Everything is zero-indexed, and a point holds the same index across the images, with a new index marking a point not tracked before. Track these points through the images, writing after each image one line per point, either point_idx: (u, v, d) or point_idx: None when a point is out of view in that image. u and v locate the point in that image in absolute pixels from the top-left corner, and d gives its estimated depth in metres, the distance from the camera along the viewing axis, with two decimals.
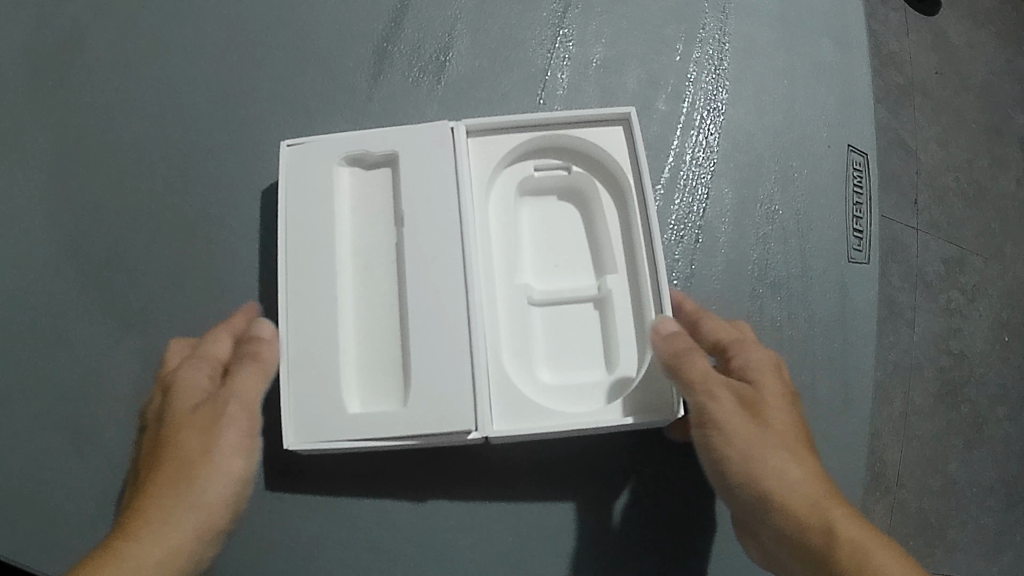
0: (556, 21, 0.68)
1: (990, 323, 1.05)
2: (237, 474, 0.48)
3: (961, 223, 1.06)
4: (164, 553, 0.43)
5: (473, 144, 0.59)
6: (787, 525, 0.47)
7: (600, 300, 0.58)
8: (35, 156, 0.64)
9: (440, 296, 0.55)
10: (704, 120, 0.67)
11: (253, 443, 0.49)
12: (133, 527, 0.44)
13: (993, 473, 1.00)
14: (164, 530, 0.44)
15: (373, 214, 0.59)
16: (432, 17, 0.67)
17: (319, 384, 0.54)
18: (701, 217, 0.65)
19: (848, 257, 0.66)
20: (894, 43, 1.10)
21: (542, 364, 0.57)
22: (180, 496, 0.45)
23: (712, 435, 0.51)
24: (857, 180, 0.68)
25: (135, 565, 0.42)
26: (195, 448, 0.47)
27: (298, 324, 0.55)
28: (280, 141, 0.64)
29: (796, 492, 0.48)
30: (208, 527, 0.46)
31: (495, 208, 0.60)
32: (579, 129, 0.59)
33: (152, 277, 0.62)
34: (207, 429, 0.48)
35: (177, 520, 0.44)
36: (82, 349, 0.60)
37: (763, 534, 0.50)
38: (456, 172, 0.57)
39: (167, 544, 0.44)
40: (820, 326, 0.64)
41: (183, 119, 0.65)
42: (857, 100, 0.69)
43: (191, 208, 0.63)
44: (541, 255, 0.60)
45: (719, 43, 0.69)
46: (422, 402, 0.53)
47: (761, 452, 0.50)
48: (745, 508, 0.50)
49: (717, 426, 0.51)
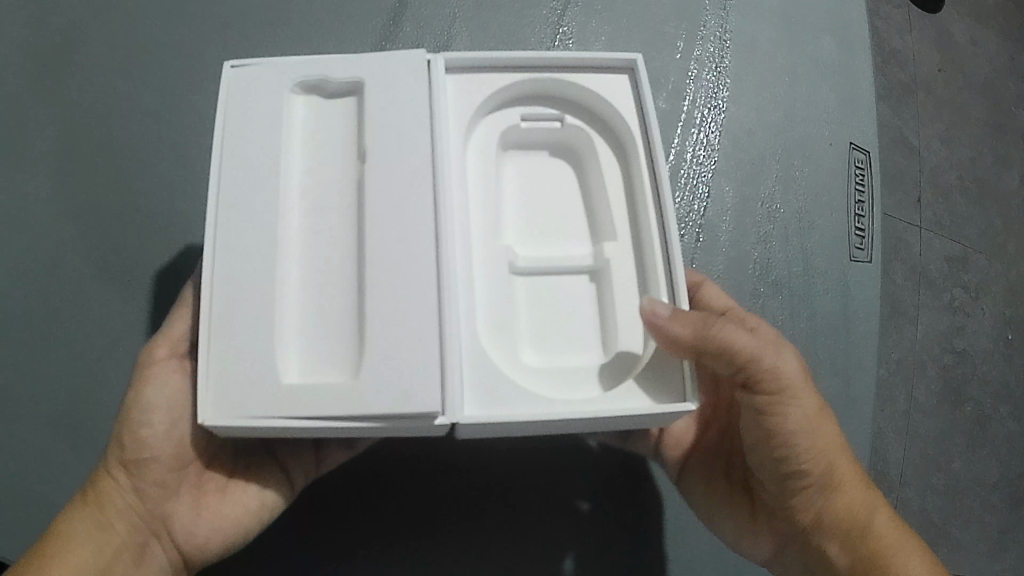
0: (556, 18, 0.67)
1: (994, 322, 1.04)
2: (141, 403, 0.48)
3: (965, 221, 1.05)
4: (86, 498, 0.48)
5: (451, 84, 0.53)
6: (840, 504, 0.50)
7: (596, 271, 0.54)
8: (31, 154, 0.63)
9: (406, 247, 0.46)
10: (704, 118, 0.66)
11: (154, 372, 0.48)
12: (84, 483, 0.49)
13: (996, 472, 1.00)
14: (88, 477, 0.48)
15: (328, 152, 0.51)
16: (431, 15, 0.67)
17: (251, 349, 0.45)
18: (701, 215, 0.64)
19: (850, 256, 0.66)
20: (897, 40, 1.09)
21: (527, 344, 0.51)
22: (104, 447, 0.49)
23: (783, 408, 0.47)
24: (859, 178, 0.68)
25: (68, 511, 0.48)
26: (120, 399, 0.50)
27: (228, 275, 0.46)
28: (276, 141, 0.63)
29: (851, 474, 0.50)
30: (126, 462, 0.48)
31: (475, 158, 0.54)
32: (577, 76, 0.54)
33: (152, 278, 0.62)
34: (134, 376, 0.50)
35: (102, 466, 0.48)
36: (79, 350, 0.60)
37: (799, 509, 0.51)
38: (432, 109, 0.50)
39: (88, 489, 0.48)
40: (821, 324, 0.64)
41: (183, 119, 0.65)
42: (858, 98, 0.69)
43: (191, 209, 0.63)
44: (528, 216, 0.55)
45: (720, 41, 0.68)
46: (379, 376, 0.44)
47: (828, 434, 0.49)
48: (798, 485, 0.50)
49: (792, 401, 0.47)
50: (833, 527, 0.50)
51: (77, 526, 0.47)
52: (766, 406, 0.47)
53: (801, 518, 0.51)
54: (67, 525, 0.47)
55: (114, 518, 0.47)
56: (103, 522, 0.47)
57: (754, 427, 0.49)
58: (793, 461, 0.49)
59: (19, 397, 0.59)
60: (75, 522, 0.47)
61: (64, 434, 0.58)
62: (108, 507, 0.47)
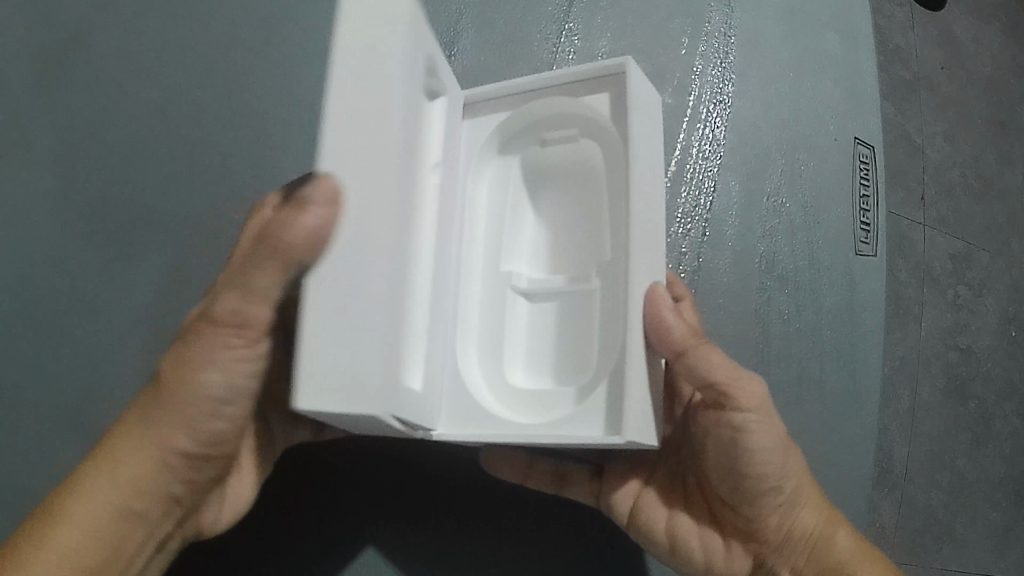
0: (562, 15, 0.67)
1: (997, 319, 1.04)
2: (212, 390, 0.41)
3: (968, 218, 1.05)
4: (116, 468, 0.42)
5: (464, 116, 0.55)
6: (807, 517, 0.51)
7: (587, 293, 0.52)
8: (42, 151, 0.63)
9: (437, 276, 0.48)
10: (710, 113, 0.66)
11: (233, 361, 0.41)
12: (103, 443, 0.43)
13: (1001, 469, 1.00)
14: (122, 445, 0.42)
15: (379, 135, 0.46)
16: (437, 13, 0.67)
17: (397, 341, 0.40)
18: (707, 210, 0.65)
19: (855, 250, 0.67)
20: (899, 38, 1.09)
21: (520, 366, 0.52)
22: (151, 419, 0.41)
23: (759, 424, 0.47)
24: (864, 173, 0.69)
25: (82, 488, 0.42)
26: (167, 367, 0.42)
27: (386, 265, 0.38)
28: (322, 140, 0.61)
29: (816, 488, 0.52)
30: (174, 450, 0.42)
31: (488, 184, 0.55)
32: (579, 92, 0.52)
33: (155, 271, 0.61)
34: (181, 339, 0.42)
35: (138, 438, 0.42)
36: (82, 346, 0.59)
37: (776, 527, 0.50)
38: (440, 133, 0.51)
39: (126, 465, 0.42)
40: (826, 318, 0.65)
41: (190, 115, 0.65)
42: (862, 95, 0.70)
43: (197, 203, 0.63)
44: (543, 240, 0.56)
45: (725, 37, 0.68)
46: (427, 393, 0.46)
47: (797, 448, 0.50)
48: (775, 503, 0.49)
49: (767, 418, 0.47)
50: (803, 540, 0.51)
51: (97, 503, 0.42)
52: (742, 424, 0.47)
53: (765, 529, 0.50)
54: (84, 497, 0.42)
55: (150, 504, 0.42)
56: (115, 510, 0.42)
57: (730, 447, 0.48)
58: (773, 478, 0.48)
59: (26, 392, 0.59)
60: (100, 494, 0.42)
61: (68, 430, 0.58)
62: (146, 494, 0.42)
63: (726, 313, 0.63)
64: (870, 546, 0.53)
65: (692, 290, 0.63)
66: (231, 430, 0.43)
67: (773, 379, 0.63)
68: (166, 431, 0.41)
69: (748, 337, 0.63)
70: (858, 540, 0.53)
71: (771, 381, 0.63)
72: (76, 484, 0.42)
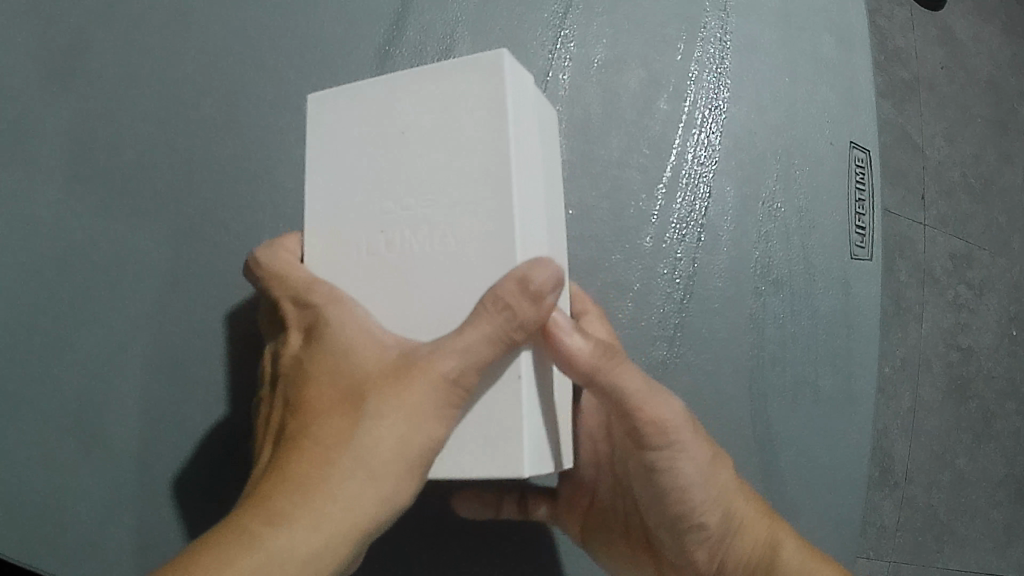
0: (557, 22, 0.67)
1: (997, 319, 1.04)
2: (429, 440, 0.40)
3: (969, 217, 1.05)
4: (308, 522, 0.38)
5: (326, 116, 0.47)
6: (742, 545, 0.52)
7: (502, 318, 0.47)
8: (30, 160, 0.61)
9: None
10: (705, 119, 0.67)
11: (452, 413, 0.40)
12: (285, 494, 0.38)
13: (1001, 467, 1.01)
14: (322, 494, 0.38)
15: (413, 140, 0.44)
16: (433, 19, 0.66)
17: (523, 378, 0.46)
18: (703, 215, 0.65)
19: (850, 253, 0.67)
20: (899, 38, 1.08)
21: None
22: (364, 469, 0.39)
23: (676, 463, 0.48)
24: (859, 177, 0.69)
25: (289, 547, 0.37)
26: (377, 410, 0.39)
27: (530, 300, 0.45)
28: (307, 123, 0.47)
29: (755, 513, 0.52)
30: (385, 512, 0.40)
31: None
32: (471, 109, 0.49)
33: (155, 279, 0.61)
34: (399, 391, 0.40)
35: (325, 494, 0.38)
36: (85, 355, 0.60)
37: (706, 554, 0.53)
38: (374, 135, 0.46)
39: (339, 520, 0.38)
40: (821, 322, 0.66)
41: (188, 123, 0.63)
42: (858, 99, 0.70)
43: (193, 210, 0.62)
44: None
45: (721, 42, 0.68)
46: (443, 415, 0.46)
47: (722, 479, 0.50)
48: (702, 532, 0.51)
49: (681, 452, 0.48)
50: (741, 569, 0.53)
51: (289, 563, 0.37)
52: (658, 464, 0.48)
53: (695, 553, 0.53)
54: (276, 561, 0.37)
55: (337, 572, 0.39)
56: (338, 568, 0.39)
57: (649, 478, 0.49)
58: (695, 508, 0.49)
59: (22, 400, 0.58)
60: (288, 559, 0.37)
61: (69, 437, 0.58)
62: (342, 558, 0.39)
63: (721, 319, 0.64)
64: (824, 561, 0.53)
65: (687, 296, 0.64)
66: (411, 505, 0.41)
67: (766, 383, 0.64)
68: (357, 487, 0.39)
69: (743, 341, 0.64)
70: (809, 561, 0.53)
71: (764, 385, 0.64)
72: (258, 536, 0.37)
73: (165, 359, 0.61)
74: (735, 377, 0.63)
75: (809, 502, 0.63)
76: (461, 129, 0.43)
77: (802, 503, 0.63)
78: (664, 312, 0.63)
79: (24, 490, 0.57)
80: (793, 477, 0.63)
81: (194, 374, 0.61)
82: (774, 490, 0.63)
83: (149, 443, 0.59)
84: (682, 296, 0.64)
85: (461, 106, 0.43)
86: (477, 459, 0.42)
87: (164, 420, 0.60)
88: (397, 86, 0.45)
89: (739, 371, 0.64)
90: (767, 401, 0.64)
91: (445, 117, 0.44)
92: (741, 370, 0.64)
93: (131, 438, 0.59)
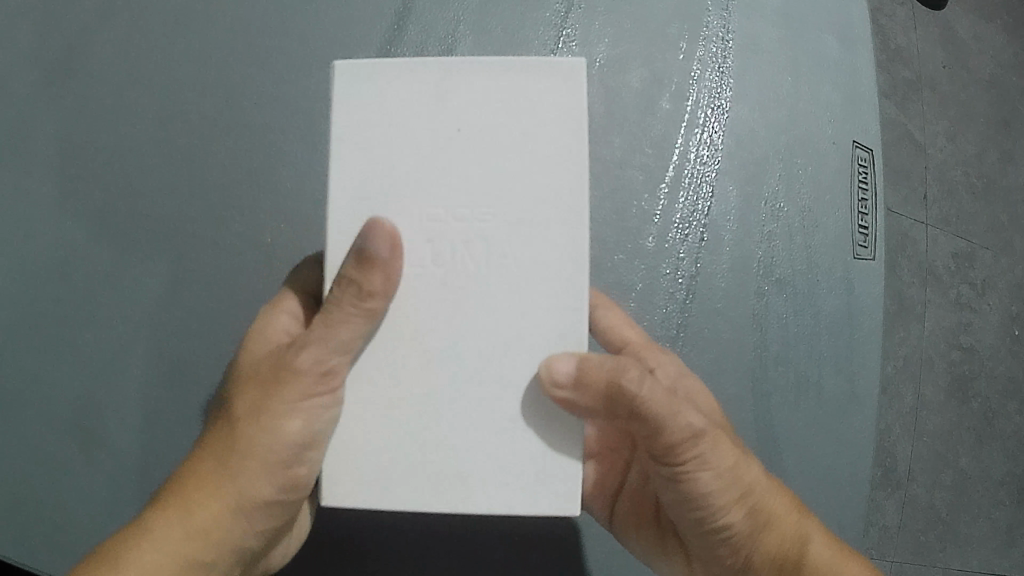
0: (560, 21, 0.67)
1: (1000, 318, 1.04)
2: (294, 433, 0.45)
3: (971, 217, 1.05)
4: (201, 498, 0.46)
5: (359, 85, 0.45)
6: (772, 543, 0.51)
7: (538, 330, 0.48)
8: (32, 161, 0.61)
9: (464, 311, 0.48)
10: (708, 118, 0.67)
11: (313, 408, 0.44)
12: (175, 489, 0.47)
13: (1004, 467, 1.00)
14: (216, 477, 0.46)
15: (471, 138, 0.45)
16: (435, 19, 0.66)
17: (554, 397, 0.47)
18: (706, 215, 0.65)
19: (853, 253, 0.67)
20: (900, 37, 1.07)
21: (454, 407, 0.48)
22: (247, 457, 0.46)
23: (696, 475, 0.47)
24: (862, 176, 0.69)
25: (167, 525, 0.46)
26: (243, 408, 0.47)
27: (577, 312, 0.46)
28: (341, 92, 0.45)
29: (784, 514, 0.52)
30: (249, 499, 0.46)
31: None
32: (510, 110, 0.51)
33: (156, 280, 0.61)
34: (270, 390, 0.46)
35: (218, 478, 0.46)
36: (87, 356, 0.60)
37: (732, 552, 0.52)
38: (423, 126, 0.45)
39: (211, 506, 0.46)
40: (825, 322, 0.65)
41: (189, 123, 0.63)
42: (861, 98, 0.69)
43: (194, 210, 0.62)
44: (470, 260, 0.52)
45: (723, 41, 0.68)
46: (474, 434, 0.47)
47: (745, 484, 0.49)
48: (723, 536, 0.50)
49: (705, 462, 0.47)
50: (768, 570, 0.52)
51: (164, 544, 0.45)
52: (678, 475, 0.47)
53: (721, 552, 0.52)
54: (150, 544, 0.45)
55: (202, 550, 0.46)
56: (210, 541, 0.46)
57: (674, 487, 0.49)
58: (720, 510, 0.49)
59: (25, 401, 0.58)
60: (165, 530, 0.45)
61: (71, 439, 0.58)
62: (213, 541, 0.46)
63: (725, 319, 0.64)
64: (853, 559, 0.54)
65: (690, 296, 0.64)
66: (259, 495, 0.46)
67: (770, 384, 0.64)
68: (240, 475, 0.46)
69: (746, 341, 0.64)
70: (837, 558, 0.53)
71: (768, 385, 0.64)
72: (145, 524, 0.46)
73: (167, 360, 0.60)
74: (738, 377, 0.63)
75: (812, 503, 0.63)
76: (532, 141, 0.45)
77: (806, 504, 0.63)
78: (666, 312, 0.63)
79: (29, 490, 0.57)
80: (796, 478, 0.63)
81: (196, 376, 0.60)
82: None
83: (150, 444, 0.59)
84: (685, 296, 0.63)
85: (534, 113, 0.45)
86: (530, 487, 0.44)
87: (165, 422, 0.59)
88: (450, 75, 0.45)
89: (743, 371, 0.63)
90: (770, 401, 0.64)
91: (514, 123, 0.45)
92: (744, 370, 0.63)
93: (132, 439, 0.59)
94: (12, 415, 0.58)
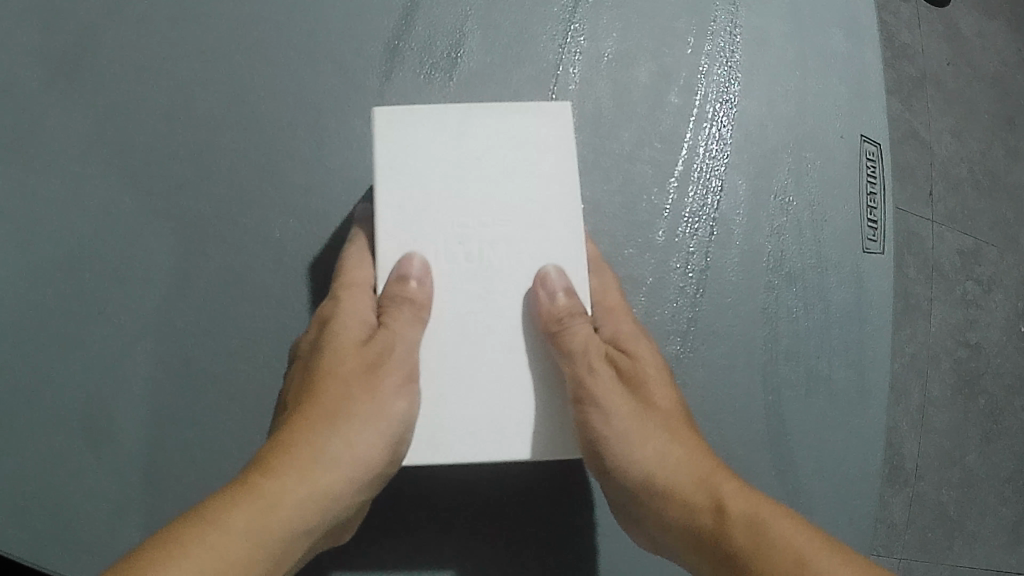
0: (567, 16, 0.67)
1: (1006, 315, 1.04)
2: (404, 413, 0.49)
3: (976, 214, 1.05)
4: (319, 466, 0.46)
5: (391, 127, 0.54)
6: (670, 512, 0.49)
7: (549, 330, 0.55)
8: (40, 157, 0.61)
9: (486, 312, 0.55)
10: (716, 112, 0.67)
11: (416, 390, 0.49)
12: (281, 455, 0.46)
13: (1012, 464, 1.00)
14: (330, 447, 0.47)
15: (487, 167, 0.54)
16: (442, 14, 0.66)
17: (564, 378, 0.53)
18: (715, 209, 0.65)
19: (862, 247, 0.67)
20: (905, 34, 1.08)
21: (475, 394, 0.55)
22: (369, 427, 0.48)
23: (586, 422, 0.50)
24: (871, 169, 0.68)
25: (282, 487, 0.44)
26: (358, 386, 0.49)
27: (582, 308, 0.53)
28: (378, 133, 0.53)
29: (684, 476, 0.49)
30: (362, 467, 0.48)
31: None
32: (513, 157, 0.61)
33: (165, 275, 0.61)
34: (380, 369, 0.49)
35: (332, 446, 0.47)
36: (97, 351, 0.59)
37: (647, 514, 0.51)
38: (450, 155, 0.54)
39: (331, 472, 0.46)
40: (835, 315, 0.65)
41: (196, 118, 0.63)
42: (868, 93, 0.69)
43: (202, 205, 0.62)
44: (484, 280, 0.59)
45: (731, 36, 0.68)
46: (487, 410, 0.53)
47: (644, 439, 0.50)
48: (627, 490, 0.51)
49: (609, 410, 0.50)
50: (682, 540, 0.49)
51: (284, 508, 0.44)
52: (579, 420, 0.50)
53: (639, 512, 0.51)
54: (264, 503, 0.43)
55: (315, 515, 0.45)
56: (321, 508, 0.46)
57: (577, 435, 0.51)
58: (625, 459, 0.50)
59: (33, 396, 0.58)
60: (280, 495, 0.44)
61: (80, 433, 0.58)
62: (322, 506, 0.46)
63: (735, 313, 0.64)
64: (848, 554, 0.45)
65: (700, 291, 0.63)
66: (373, 465, 0.48)
67: (780, 378, 0.63)
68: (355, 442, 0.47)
69: (756, 336, 0.64)
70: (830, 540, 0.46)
71: (778, 380, 0.63)
72: (261, 488, 0.44)
73: (176, 355, 0.60)
74: (749, 371, 0.63)
75: (825, 498, 0.63)
76: (537, 163, 0.54)
77: (818, 499, 0.63)
78: (676, 306, 0.63)
79: (39, 485, 0.57)
80: (808, 473, 0.63)
81: (205, 371, 0.60)
82: (789, 486, 0.62)
83: (160, 440, 0.59)
84: (695, 290, 0.63)
85: (532, 141, 0.54)
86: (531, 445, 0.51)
87: (174, 417, 0.59)
88: (466, 116, 0.54)
89: (753, 365, 0.63)
90: (781, 396, 0.63)
91: (517, 150, 0.54)
92: (754, 364, 0.63)
93: (142, 434, 0.59)
94: (20, 410, 0.58)
